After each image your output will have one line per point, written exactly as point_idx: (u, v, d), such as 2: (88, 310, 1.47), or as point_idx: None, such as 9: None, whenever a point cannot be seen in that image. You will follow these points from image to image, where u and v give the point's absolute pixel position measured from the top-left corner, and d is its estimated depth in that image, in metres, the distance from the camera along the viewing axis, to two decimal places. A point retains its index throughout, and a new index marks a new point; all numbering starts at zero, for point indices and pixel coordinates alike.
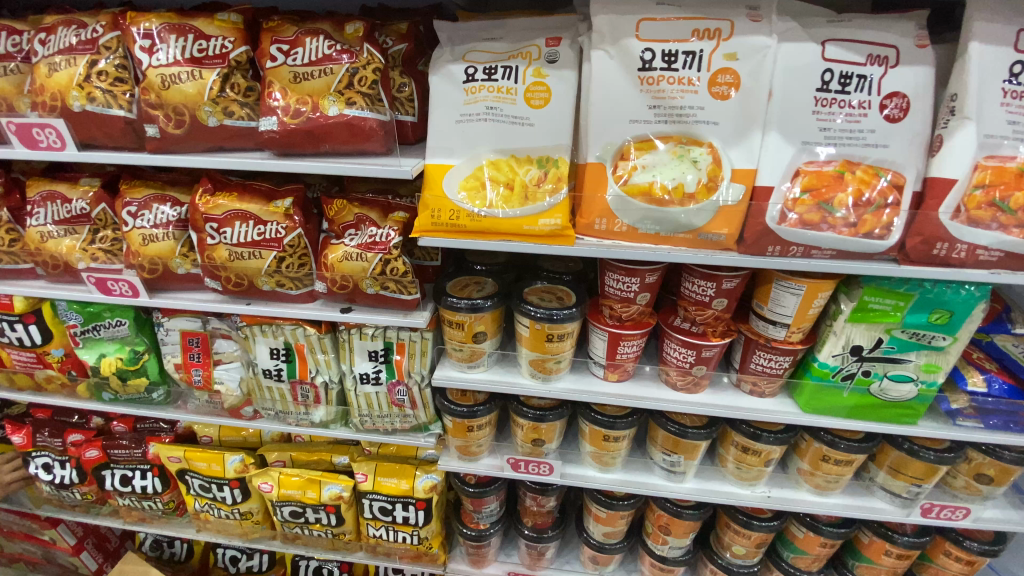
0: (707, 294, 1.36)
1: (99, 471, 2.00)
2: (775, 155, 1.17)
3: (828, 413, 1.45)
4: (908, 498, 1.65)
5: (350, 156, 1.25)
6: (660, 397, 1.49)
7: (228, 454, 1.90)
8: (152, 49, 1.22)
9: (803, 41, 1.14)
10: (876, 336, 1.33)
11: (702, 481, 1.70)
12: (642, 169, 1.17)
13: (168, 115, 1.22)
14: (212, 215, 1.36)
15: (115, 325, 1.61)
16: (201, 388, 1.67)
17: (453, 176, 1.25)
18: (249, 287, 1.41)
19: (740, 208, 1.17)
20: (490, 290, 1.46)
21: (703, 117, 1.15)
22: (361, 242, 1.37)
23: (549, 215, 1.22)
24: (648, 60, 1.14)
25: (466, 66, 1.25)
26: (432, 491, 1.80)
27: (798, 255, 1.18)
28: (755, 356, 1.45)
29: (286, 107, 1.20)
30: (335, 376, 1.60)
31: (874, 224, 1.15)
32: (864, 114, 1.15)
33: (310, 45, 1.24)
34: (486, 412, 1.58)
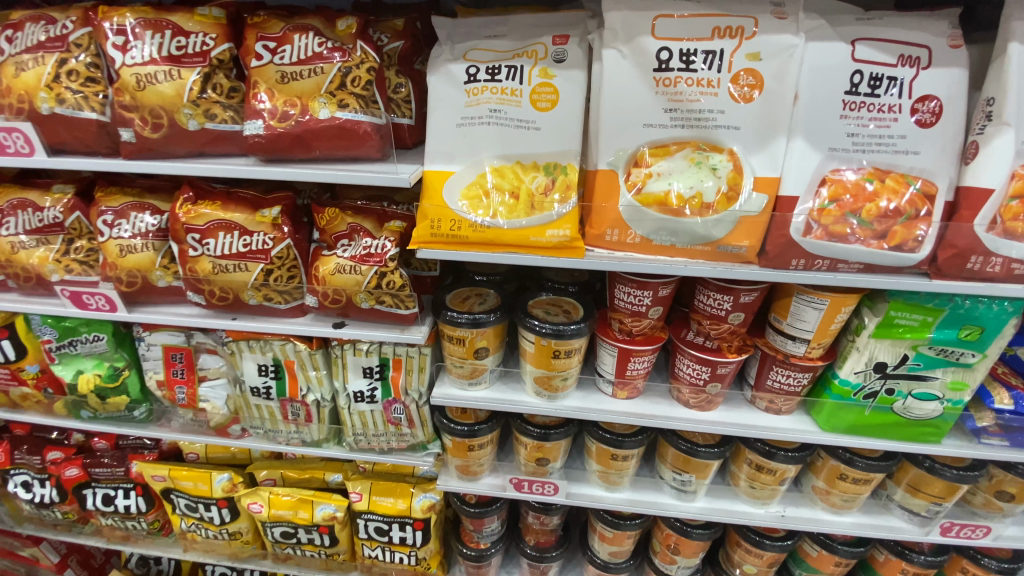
0: (723, 308, 1.29)
1: (80, 490, 1.90)
2: (799, 162, 1.09)
3: (848, 432, 1.38)
4: (927, 517, 1.58)
5: (342, 162, 1.16)
6: (672, 415, 1.41)
7: (215, 472, 1.81)
8: (127, 46, 1.12)
9: (831, 40, 1.06)
10: (901, 352, 1.26)
11: (713, 500, 1.63)
12: (657, 177, 1.09)
13: (144, 118, 1.12)
14: (193, 225, 1.27)
15: (93, 340, 1.52)
16: (185, 406, 1.58)
17: (454, 183, 1.17)
18: (234, 301, 1.32)
19: (762, 219, 1.09)
20: (492, 303, 1.37)
21: (723, 121, 1.07)
22: (355, 254, 1.28)
23: (557, 226, 1.14)
24: (664, 60, 1.06)
25: (467, 65, 1.16)
26: (431, 510, 1.72)
27: (823, 269, 1.11)
28: (772, 373, 1.37)
29: (273, 109, 1.11)
30: (327, 394, 1.51)
31: (905, 236, 1.08)
32: (894, 119, 1.08)
33: (299, 42, 1.14)
34: (487, 431, 1.50)
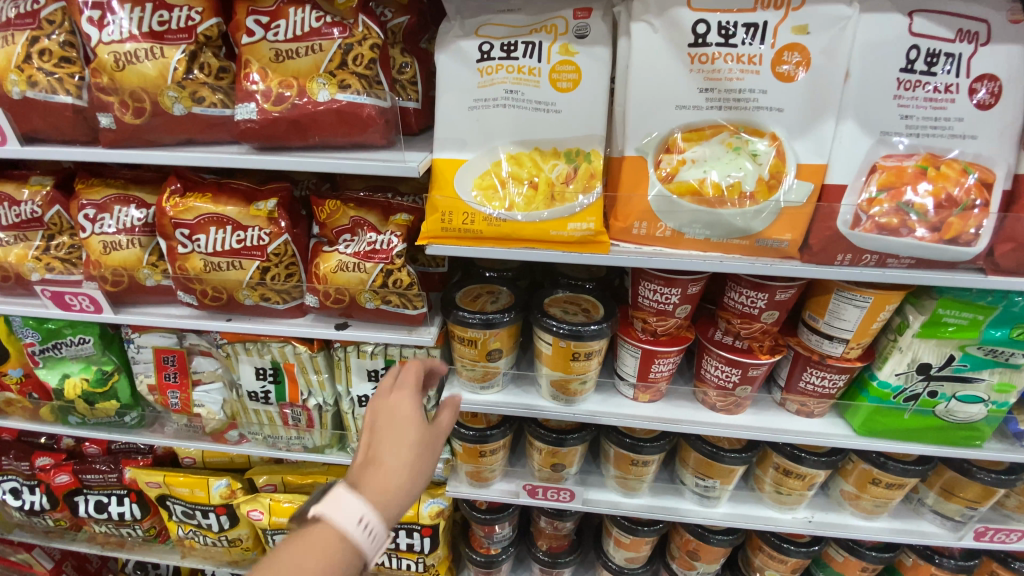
0: (756, 306, 1.19)
1: (72, 497, 1.81)
2: (846, 148, 1.00)
3: (885, 437, 1.30)
4: (960, 522, 1.50)
5: (343, 150, 1.05)
6: (696, 420, 1.33)
7: (212, 478, 1.72)
8: (104, 22, 1.01)
9: (885, 11, 0.96)
10: (947, 352, 1.18)
11: (737, 505, 1.55)
12: (691, 164, 1.01)
13: (124, 102, 1.02)
14: (182, 219, 1.17)
15: (79, 343, 1.42)
16: (179, 411, 1.49)
17: (466, 172, 1.07)
18: (228, 301, 1.22)
19: (807, 211, 0.99)
20: (506, 302, 1.28)
21: (765, 102, 0.98)
22: (358, 250, 1.19)
23: (579, 219, 1.04)
24: (701, 34, 0.97)
25: (480, 41, 1.05)
26: (439, 516, 1.62)
27: (871, 265, 1.01)
28: (805, 375, 1.29)
29: (267, 91, 1.01)
30: (329, 398, 1.42)
31: (961, 228, 0.97)
32: (950, 100, 0.97)
33: (294, 16, 1.02)
34: (499, 436, 1.42)
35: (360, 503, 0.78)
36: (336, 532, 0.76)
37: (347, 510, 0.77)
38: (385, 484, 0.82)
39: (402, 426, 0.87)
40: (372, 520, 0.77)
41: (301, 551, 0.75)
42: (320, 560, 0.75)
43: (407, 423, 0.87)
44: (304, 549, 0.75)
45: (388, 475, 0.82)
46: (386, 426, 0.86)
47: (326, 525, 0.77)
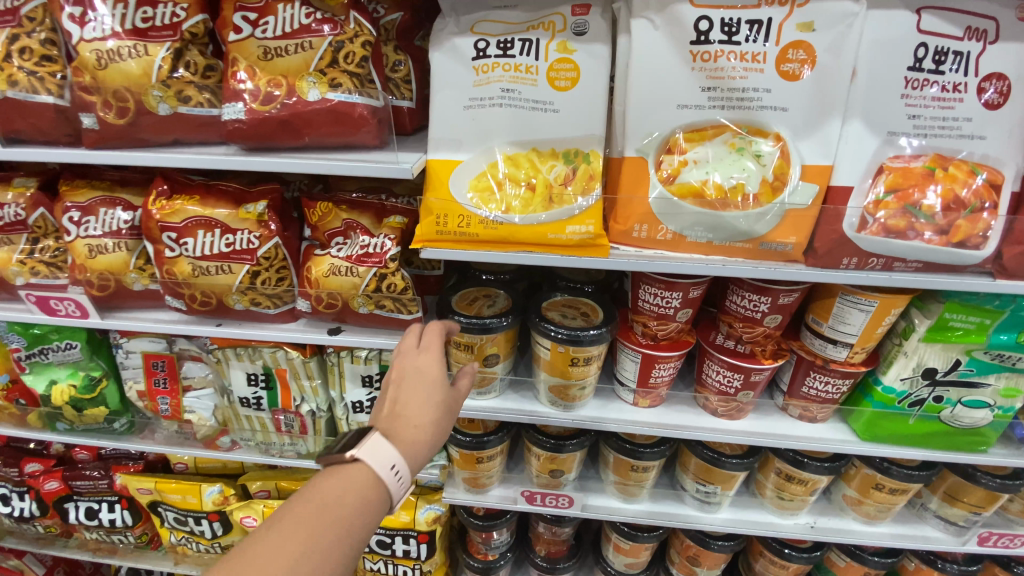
0: (759, 310, 1.17)
1: (62, 504, 1.78)
2: (853, 148, 0.97)
3: (889, 442, 1.28)
4: (963, 526, 1.48)
5: (335, 150, 1.02)
6: (698, 425, 1.31)
7: (205, 484, 1.69)
8: (86, 19, 0.98)
9: (893, 8, 0.93)
10: (953, 357, 1.16)
11: (738, 510, 1.52)
12: (693, 166, 0.99)
13: (107, 101, 0.98)
14: (169, 223, 1.13)
15: (66, 348, 1.39)
16: (169, 417, 1.46)
17: (461, 173, 1.04)
18: (218, 306, 1.19)
19: (812, 213, 0.96)
20: (502, 306, 1.25)
21: (769, 101, 0.95)
22: (351, 254, 1.16)
23: (578, 221, 1.01)
24: (703, 31, 0.94)
25: (476, 39, 1.02)
26: (436, 522, 1.59)
27: (877, 269, 0.99)
28: (808, 379, 1.26)
29: (255, 90, 0.98)
30: (323, 404, 1.39)
31: (970, 231, 0.95)
32: (958, 99, 0.94)
33: (283, 13, 0.99)
34: (497, 443, 1.39)
35: (393, 451, 0.83)
36: (372, 474, 0.80)
37: (382, 454, 0.81)
38: (414, 435, 0.86)
39: (429, 383, 0.92)
40: (403, 468, 0.82)
41: (338, 486, 0.78)
42: (357, 497, 0.78)
43: (435, 383, 0.92)
44: (342, 485, 0.78)
45: (416, 427, 0.87)
46: (415, 383, 0.92)
47: (363, 466, 0.80)
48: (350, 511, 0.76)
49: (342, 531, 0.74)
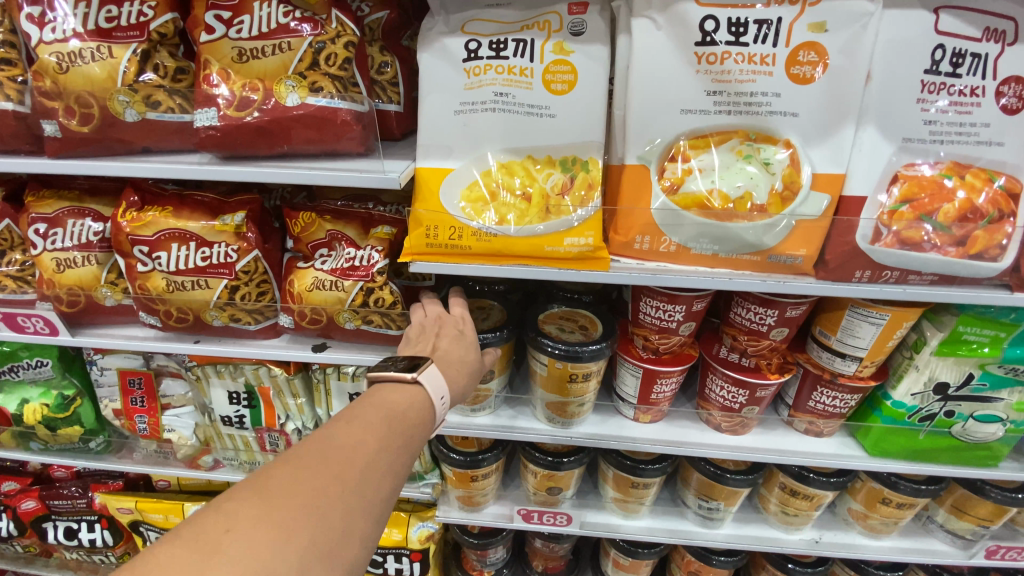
0: (766, 323, 1.11)
1: (40, 523, 1.70)
2: (867, 156, 0.92)
3: (897, 458, 1.23)
4: (971, 540, 1.43)
5: (317, 158, 0.96)
6: (701, 442, 1.26)
7: (188, 503, 1.61)
8: (45, 19, 0.91)
9: (909, 7, 0.88)
10: (966, 371, 1.11)
11: (740, 525, 1.48)
12: (698, 174, 0.93)
13: (69, 107, 0.92)
14: (140, 236, 1.07)
15: (38, 366, 1.32)
16: (148, 436, 1.39)
17: (452, 183, 0.98)
18: (195, 322, 1.12)
19: (822, 224, 0.92)
20: (496, 319, 1.19)
21: (779, 106, 0.90)
22: (335, 267, 1.10)
23: (577, 233, 0.96)
24: (710, 32, 0.89)
25: (467, 39, 0.96)
26: (429, 540, 1.53)
27: (891, 282, 0.94)
28: (814, 394, 1.22)
29: (229, 95, 0.91)
30: (309, 421, 1.33)
31: (988, 242, 0.89)
32: (976, 104, 0.89)
33: (259, 11, 0.92)
34: (492, 460, 1.34)
35: (443, 384, 0.85)
36: (427, 398, 0.81)
37: (437, 385, 0.83)
38: (456, 377, 0.89)
39: (464, 342, 0.96)
40: (449, 399, 0.84)
41: (399, 399, 0.78)
42: (418, 411, 0.79)
43: (469, 345, 0.96)
44: (404, 398, 0.78)
45: (457, 371, 0.90)
46: (456, 339, 0.95)
47: (419, 389, 0.81)
48: (413, 422, 0.77)
49: (408, 437, 0.75)
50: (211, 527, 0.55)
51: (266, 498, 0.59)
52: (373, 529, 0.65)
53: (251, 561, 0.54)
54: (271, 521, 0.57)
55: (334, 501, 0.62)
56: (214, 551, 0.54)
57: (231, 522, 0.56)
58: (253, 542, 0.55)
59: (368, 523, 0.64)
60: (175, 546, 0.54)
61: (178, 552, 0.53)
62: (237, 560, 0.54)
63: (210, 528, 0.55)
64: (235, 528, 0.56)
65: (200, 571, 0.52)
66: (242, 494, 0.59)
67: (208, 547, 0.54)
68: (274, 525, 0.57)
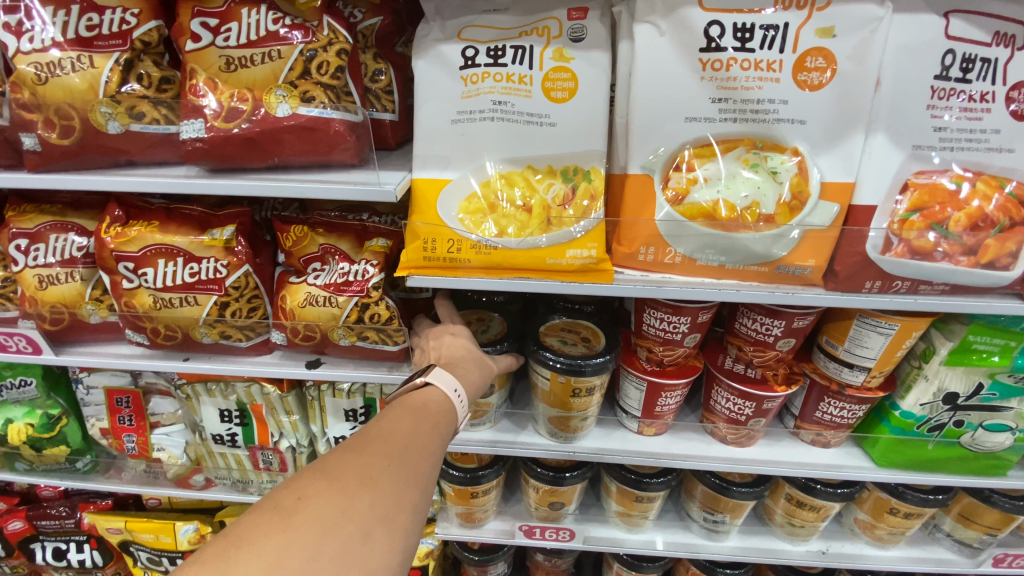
0: (772, 334, 1.09)
1: (26, 545, 1.60)
2: (877, 163, 0.90)
3: (905, 468, 1.21)
4: (978, 548, 1.38)
5: (309, 171, 0.92)
6: (707, 455, 1.23)
7: (179, 522, 1.52)
8: (23, 28, 0.87)
9: (918, 12, 0.86)
10: (976, 380, 1.09)
11: (746, 537, 1.44)
12: (703, 184, 0.91)
13: (49, 120, 0.88)
14: (124, 252, 1.03)
15: (21, 385, 1.27)
16: (136, 456, 1.35)
17: (449, 194, 0.94)
18: (184, 340, 1.08)
19: (831, 234, 0.89)
20: (497, 332, 1.16)
21: (786, 113, 0.88)
22: (329, 282, 1.07)
23: (579, 245, 0.92)
24: (715, 37, 0.86)
25: (464, 46, 0.93)
26: (429, 557, 1.48)
27: (902, 292, 0.91)
28: (821, 405, 1.19)
29: (216, 105, 0.87)
30: (303, 439, 1.29)
31: (999, 251, 0.86)
32: (986, 109, 0.87)
33: (247, 18, 0.89)
34: (492, 477, 1.31)
35: (454, 378, 0.89)
36: (443, 393, 0.85)
37: (445, 380, 0.87)
38: (467, 372, 0.93)
39: (466, 340, 0.98)
40: (464, 389, 0.88)
41: (415, 401, 0.82)
42: (441, 404, 0.83)
43: (471, 341, 0.99)
44: (420, 399, 0.83)
45: (468, 369, 0.93)
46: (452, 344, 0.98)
47: (433, 389, 0.85)
48: (441, 410, 0.83)
49: (437, 423, 0.80)
50: (285, 497, 0.61)
51: (327, 472, 0.64)
52: (423, 498, 0.69)
53: (323, 519, 0.59)
54: (334, 488, 0.62)
55: (384, 471, 0.67)
56: (291, 513, 0.59)
57: (301, 490, 0.62)
58: (324, 505, 0.61)
59: (418, 492, 0.69)
60: (257, 516, 0.59)
61: (259, 517, 0.59)
62: (310, 520, 0.59)
63: (284, 498, 0.61)
64: (306, 495, 0.61)
65: (282, 529, 0.58)
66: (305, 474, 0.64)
67: (285, 511, 0.59)
68: (339, 491, 0.62)
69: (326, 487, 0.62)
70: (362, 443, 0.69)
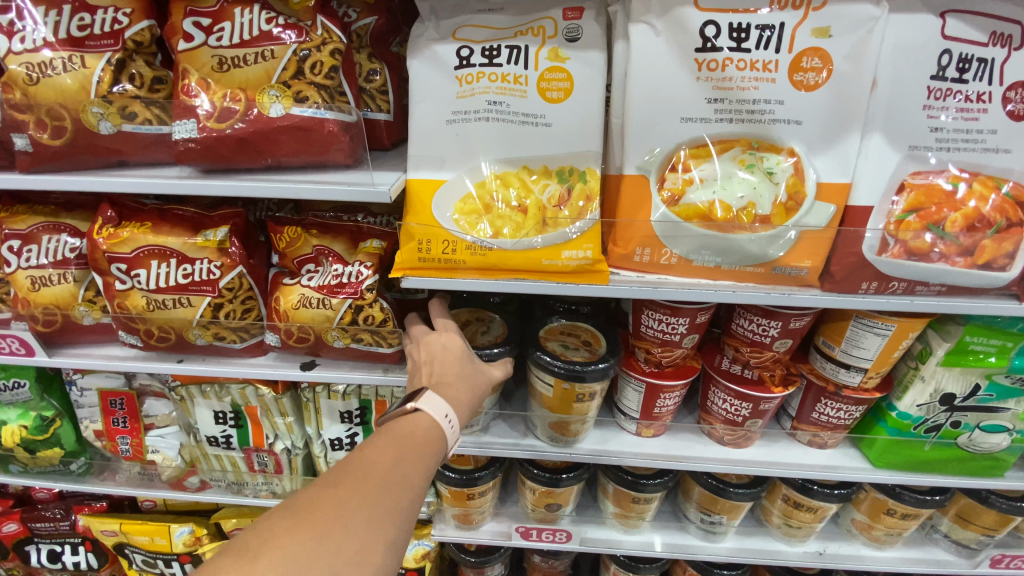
0: (768, 335, 1.08)
1: (21, 547, 1.60)
2: (873, 164, 0.89)
3: (903, 469, 1.20)
4: (976, 549, 1.38)
5: (302, 171, 0.92)
6: (703, 456, 1.22)
7: (174, 524, 1.51)
8: (13, 27, 0.86)
9: (915, 12, 0.85)
10: (972, 381, 1.09)
11: (743, 538, 1.44)
12: (700, 184, 0.90)
13: (40, 120, 0.87)
14: (117, 253, 1.02)
15: (14, 387, 1.26)
16: (131, 458, 1.34)
17: (444, 194, 0.94)
18: (178, 341, 1.08)
19: (828, 235, 0.89)
20: (498, 336, 1.15)
21: (782, 113, 0.87)
22: (323, 283, 1.06)
23: (575, 246, 0.92)
24: (711, 37, 0.86)
25: (458, 46, 0.92)
26: (425, 558, 1.47)
27: (899, 292, 0.91)
28: (818, 406, 1.19)
29: (209, 106, 0.86)
30: (298, 441, 1.29)
31: (996, 252, 0.86)
32: (982, 110, 0.86)
33: (240, 18, 0.89)
34: (489, 478, 1.30)
35: (445, 403, 0.87)
36: (432, 419, 0.84)
37: (435, 406, 0.85)
38: (459, 394, 0.91)
39: (460, 354, 0.96)
40: (454, 415, 0.87)
41: (401, 430, 0.81)
42: (428, 432, 0.82)
43: (463, 353, 0.97)
44: (407, 427, 0.81)
45: (459, 389, 0.91)
46: (446, 358, 0.95)
47: (422, 415, 0.84)
48: (428, 438, 0.82)
49: (422, 453, 0.79)
50: (252, 539, 0.61)
51: (296, 512, 0.64)
52: (397, 536, 0.68)
53: (288, 563, 0.59)
54: (301, 530, 0.62)
55: (355, 510, 0.66)
56: (256, 555, 0.59)
57: (267, 532, 0.62)
58: (288, 548, 0.60)
59: (392, 530, 0.68)
60: (223, 557, 0.60)
61: (225, 559, 0.59)
62: (273, 565, 0.59)
63: (250, 540, 0.61)
64: (272, 537, 0.61)
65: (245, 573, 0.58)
66: (276, 515, 0.64)
67: (249, 553, 0.60)
68: (306, 533, 0.62)
69: (293, 529, 0.62)
70: (337, 479, 0.69)
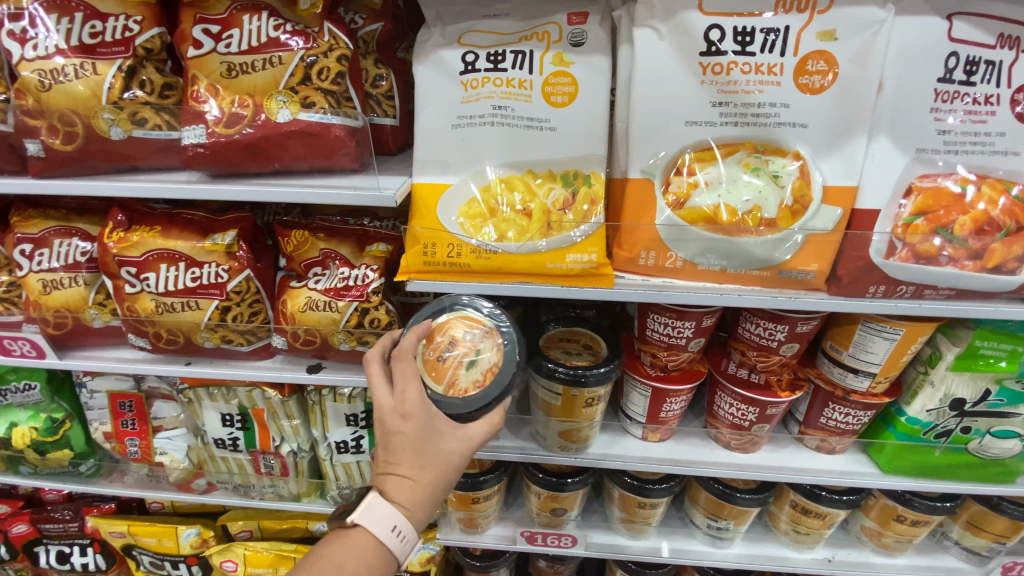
0: (775, 339, 1.08)
1: (31, 547, 1.61)
2: (880, 166, 0.89)
3: (912, 475, 1.19)
4: (987, 556, 1.36)
5: (310, 176, 0.93)
6: (710, 461, 1.22)
7: (181, 526, 1.52)
8: (27, 35, 0.88)
9: (922, 14, 0.85)
10: (983, 387, 1.08)
11: (750, 544, 1.43)
12: (705, 188, 0.90)
13: (52, 126, 0.88)
14: (127, 257, 1.03)
15: (25, 390, 1.28)
16: (139, 460, 1.35)
17: (450, 198, 0.94)
18: (186, 344, 1.09)
19: (834, 238, 0.88)
20: (486, 372, 0.87)
21: (787, 117, 0.87)
22: (329, 286, 1.07)
23: (579, 250, 0.92)
24: (715, 41, 0.86)
25: (464, 51, 0.93)
26: (430, 562, 1.48)
27: (907, 296, 0.90)
28: (826, 411, 1.18)
29: (218, 112, 0.87)
30: (304, 443, 1.29)
31: (1006, 255, 0.85)
32: (990, 112, 0.86)
33: (249, 25, 0.90)
34: (494, 482, 1.30)
35: (393, 512, 0.78)
36: (372, 536, 0.78)
37: (379, 518, 0.78)
38: (418, 490, 0.79)
39: (419, 440, 0.79)
40: (404, 525, 0.79)
41: (334, 556, 0.78)
42: (361, 557, 0.78)
43: (425, 435, 0.79)
44: (338, 555, 0.78)
45: (418, 485, 0.79)
46: (404, 443, 0.78)
47: (361, 532, 0.79)
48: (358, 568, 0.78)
49: None
50: None
51: None
52: None
53: None
54: None
55: None
56: None
57: None
58: None
59: None
60: None
61: None
62: None
63: None
64: None
65: None
66: None
67: None
68: None
69: None
70: None
